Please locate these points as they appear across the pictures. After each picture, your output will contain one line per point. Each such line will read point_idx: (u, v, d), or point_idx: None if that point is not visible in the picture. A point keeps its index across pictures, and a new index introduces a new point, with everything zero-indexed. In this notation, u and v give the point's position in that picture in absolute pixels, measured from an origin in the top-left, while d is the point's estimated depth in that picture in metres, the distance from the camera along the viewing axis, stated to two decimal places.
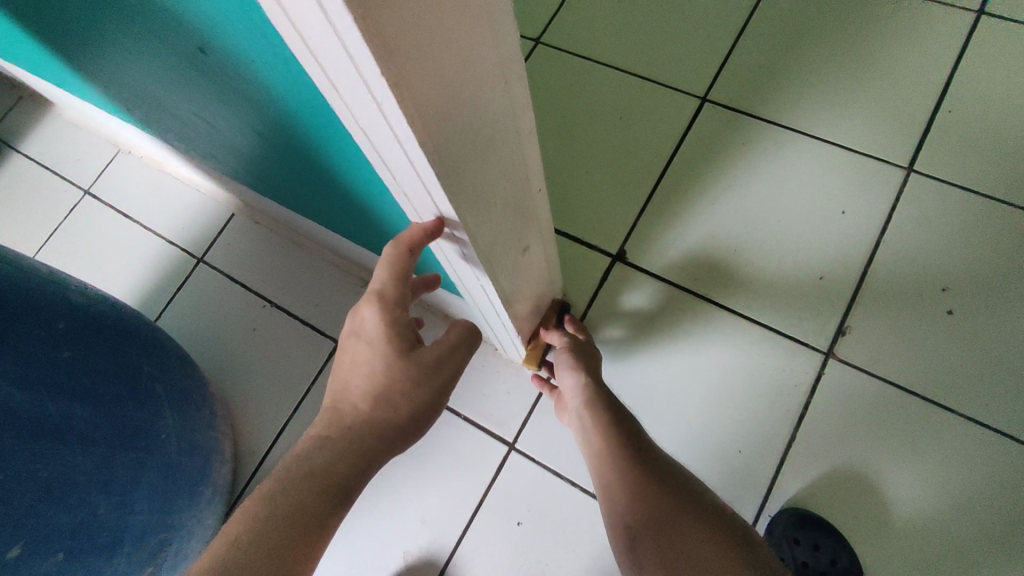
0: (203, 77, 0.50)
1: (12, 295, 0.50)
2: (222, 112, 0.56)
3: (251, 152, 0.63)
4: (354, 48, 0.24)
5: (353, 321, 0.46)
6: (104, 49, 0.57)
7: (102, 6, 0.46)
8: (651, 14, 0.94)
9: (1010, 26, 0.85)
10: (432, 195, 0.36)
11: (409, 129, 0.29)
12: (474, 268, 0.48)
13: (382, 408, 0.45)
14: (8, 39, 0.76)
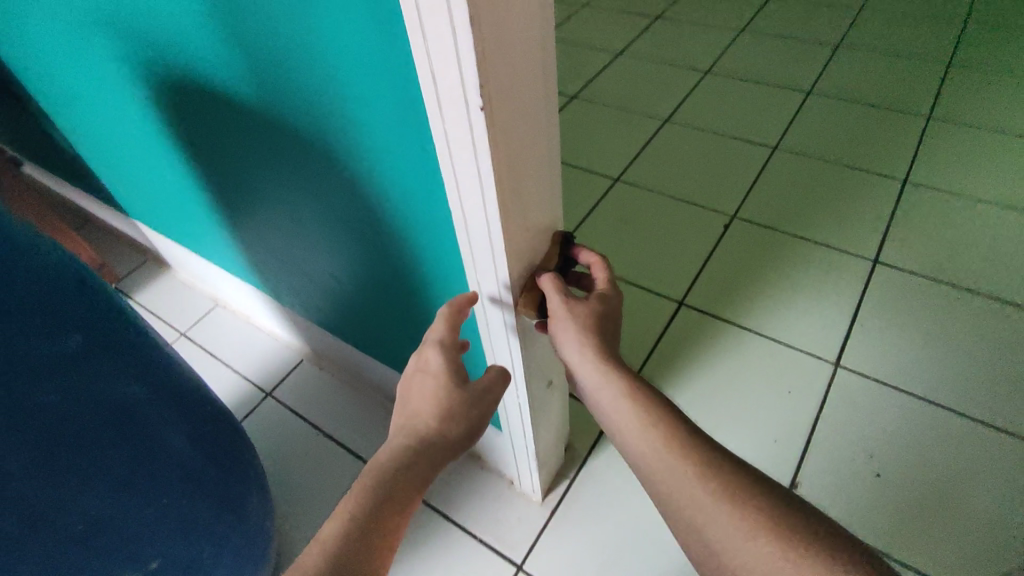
0: (345, 239, 0.71)
1: (191, 379, 0.68)
2: (342, 264, 0.77)
3: (350, 298, 0.84)
4: (494, 225, 0.48)
5: (418, 358, 0.57)
6: (273, 233, 0.82)
7: (295, 186, 0.69)
8: (642, 242, 1.28)
9: (898, 271, 1.17)
10: (503, 313, 0.58)
11: (506, 271, 0.52)
12: (508, 336, 0.61)
13: (445, 425, 0.54)
14: (178, 209, 1.02)
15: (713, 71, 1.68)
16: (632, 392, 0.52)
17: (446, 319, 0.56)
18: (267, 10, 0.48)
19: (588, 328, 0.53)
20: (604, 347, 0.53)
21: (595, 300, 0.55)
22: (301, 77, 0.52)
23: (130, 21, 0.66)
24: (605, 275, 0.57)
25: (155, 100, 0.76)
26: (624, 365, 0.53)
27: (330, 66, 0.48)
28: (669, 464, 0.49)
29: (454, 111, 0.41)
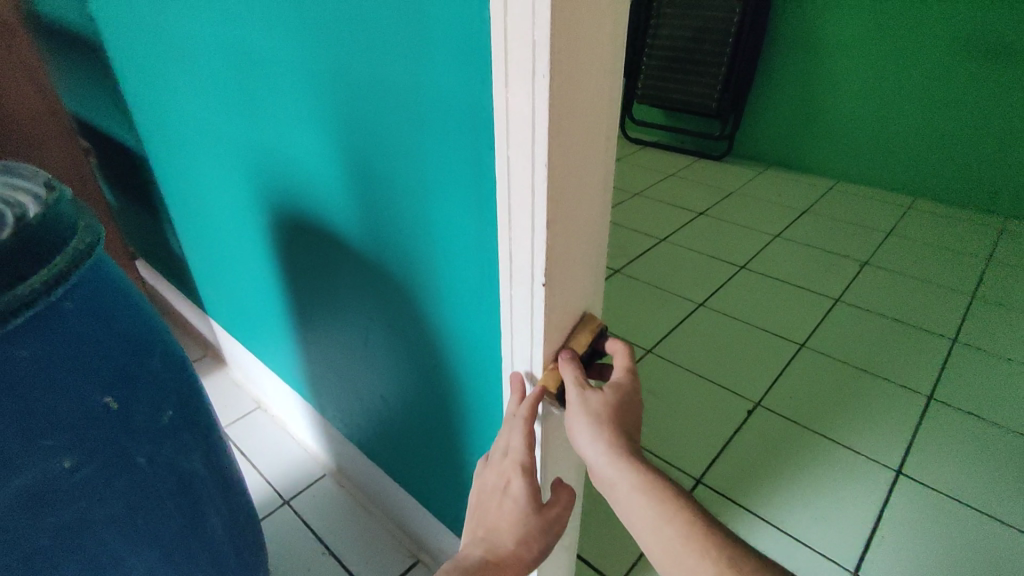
0: (396, 361, 0.80)
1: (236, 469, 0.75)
2: (387, 385, 0.85)
3: (388, 416, 0.91)
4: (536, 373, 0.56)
5: (498, 478, 0.56)
6: (339, 351, 0.92)
7: (367, 309, 0.79)
8: (666, 414, 1.33)
9: (922, 485, 1.17)
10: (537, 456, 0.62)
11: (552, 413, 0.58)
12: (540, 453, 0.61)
13: (522, 547, 0.54)
14: (256, 314, 1.15)
15: (749, 268, 1.83)
16: (647, 483, 0.48)
17: (523, 441, 0.55)
18: (394, 185, 0.62)
19: (604, 415, 0.51)
20: (618, 432, 0.50)
21: (613, 391, 0.53)
22: (405, 238, 0.65)
23: (274, 172, 0.83)
24: (626, 366, 0.55)
25: (271, 230, 0.92)
26: (640, 454, 0.49)
27: (431, 235, 0.61)
28: (688, 566, 0.45)
29: (519, 281, 0.52)
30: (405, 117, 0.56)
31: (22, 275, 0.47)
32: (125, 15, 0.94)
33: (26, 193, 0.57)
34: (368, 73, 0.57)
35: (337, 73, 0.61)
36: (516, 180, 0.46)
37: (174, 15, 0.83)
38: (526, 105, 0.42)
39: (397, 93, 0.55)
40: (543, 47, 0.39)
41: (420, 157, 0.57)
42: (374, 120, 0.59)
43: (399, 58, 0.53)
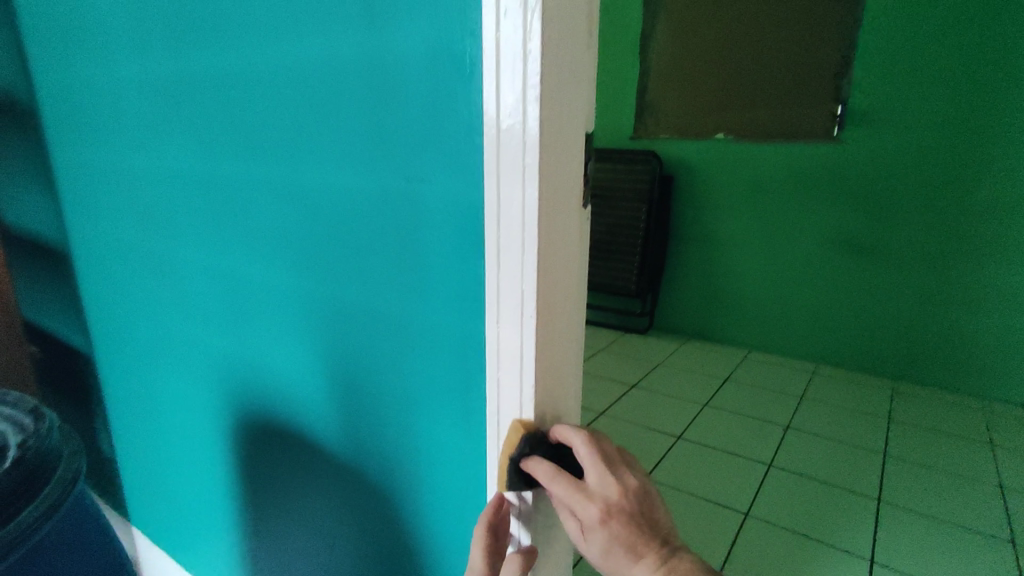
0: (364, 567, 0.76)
1: None
2: None
3: None
4: None
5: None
6: (297, 558, 0.87)
7: (337, 508, 0.78)
8: None
9: None
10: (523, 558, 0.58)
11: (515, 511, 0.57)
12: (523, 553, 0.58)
13: None
14: (197, 516, 1.07)
15: (686, 439, 1.91)
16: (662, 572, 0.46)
17: (485, 538, 0.54)
18: (376, 397, 0.66)
19: (612, 561, 0.47)
20: (634, 558, 0.46)
21: (596, 533, 0.47)
22: (387, 448, 0.67)
23: (242, 375, 0.86)
24: (577, 498, 0.48)
25: (232, 430, 0.91)
26: (672, 564, 0.46)
27: (415, 446, 0.64)
28: None
29: (506, 479, 0.56)
30: (397, 343, 0.62)
31: (14, 512, 0.48)
32: (109, 230, 1.00)
33: (8, 420, 0.57)
34: (356, 297, 0.64)
35: (329, 297, 0.67)
36: (505, 393, 0.53)
37: (163, 235, 0.90)
38: (515, 334, 0.51)
39: (389, 321, 0.62)
40: (530, 292, 0.49)
41: (408, 377, 0.62)
42: (360, 335, 0.66)
43: (393, 293, 0.60)
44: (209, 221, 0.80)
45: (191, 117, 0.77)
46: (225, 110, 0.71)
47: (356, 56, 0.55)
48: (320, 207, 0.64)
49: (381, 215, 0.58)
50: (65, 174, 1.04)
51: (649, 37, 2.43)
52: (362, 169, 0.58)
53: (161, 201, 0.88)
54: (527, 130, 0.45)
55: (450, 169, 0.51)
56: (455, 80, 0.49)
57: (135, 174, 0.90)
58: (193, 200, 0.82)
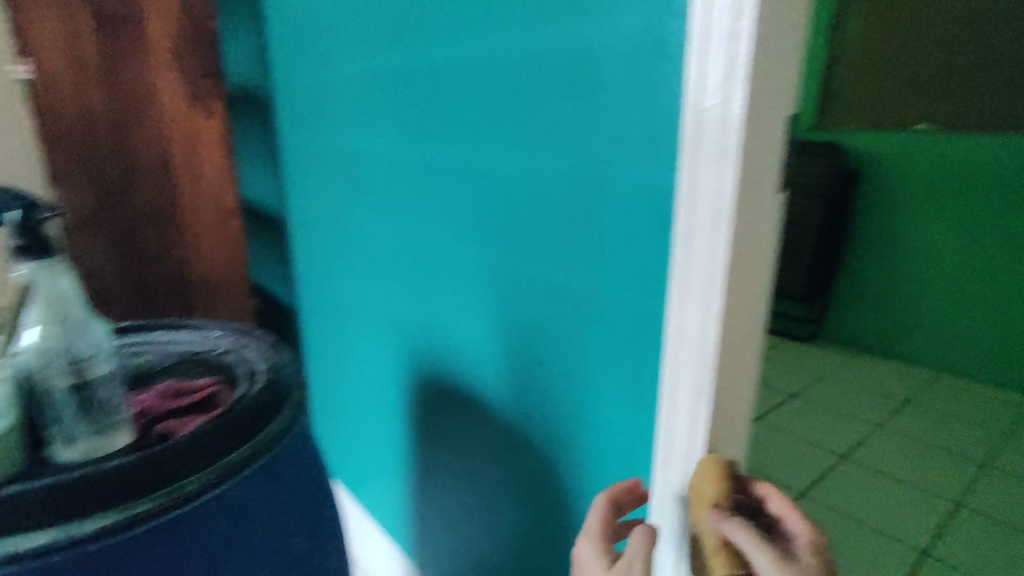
0: (519, 525, 0.82)
1: None
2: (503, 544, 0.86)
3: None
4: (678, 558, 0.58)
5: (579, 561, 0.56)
6: (457, 506, 0.96)
7: (499, 466, 0.84)
8: None
9: None
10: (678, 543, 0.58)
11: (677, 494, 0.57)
12: (678, 537, 0.58)
13: None
14: (370, 460, 1.21)
15: (851, 461, 1.73)
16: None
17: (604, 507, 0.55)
18: (548, 371, 0.70)
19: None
20: None
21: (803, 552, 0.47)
22: (554, 420, 0.71)
23: (422, 339, 0.95)
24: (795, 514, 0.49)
25: (411, 388, 1.02)
26: None
27: (582, 419, 0.67)
28: None
29: (674, 463, 0.57)
30: (572, 319, 0.65)
31: (264, 422, 0.57)
32: (320, 204, 1.15)
33: (256, 353, 0.70)
34: (536, 274, 0.68)
35: (510, 271, 0.72)
36: (681, 377, 0.54)
37: (363, 208, 1.01)
38: (697, 318, 0.51)
39: (566, 299, 0.65)
40: (718, 277, 0.49)
41: (581, 354, 0.65)
42: (537, 308, 0.70)
43: (573, 271, 0.63)
44: (403, 199, 0.89)
45: (392, 104, 0.85)
46: (424, 98, 0.78)
47: (558, 45, 0.58)
48: (508, 188, 0.69)
49: (568, 197, 0.62)
50: (290, 156, 1.22)
51: (843, 17, 2.20)
52: (553, 153, 0.62)
53: (363, 181, 0.99)
54: (731, 112, 0.45)
55: (646, 152, 0.53)
56: (656, 64, 0.50)
57: (345, 157, 1.03)
58: (388, 180, 0.91)
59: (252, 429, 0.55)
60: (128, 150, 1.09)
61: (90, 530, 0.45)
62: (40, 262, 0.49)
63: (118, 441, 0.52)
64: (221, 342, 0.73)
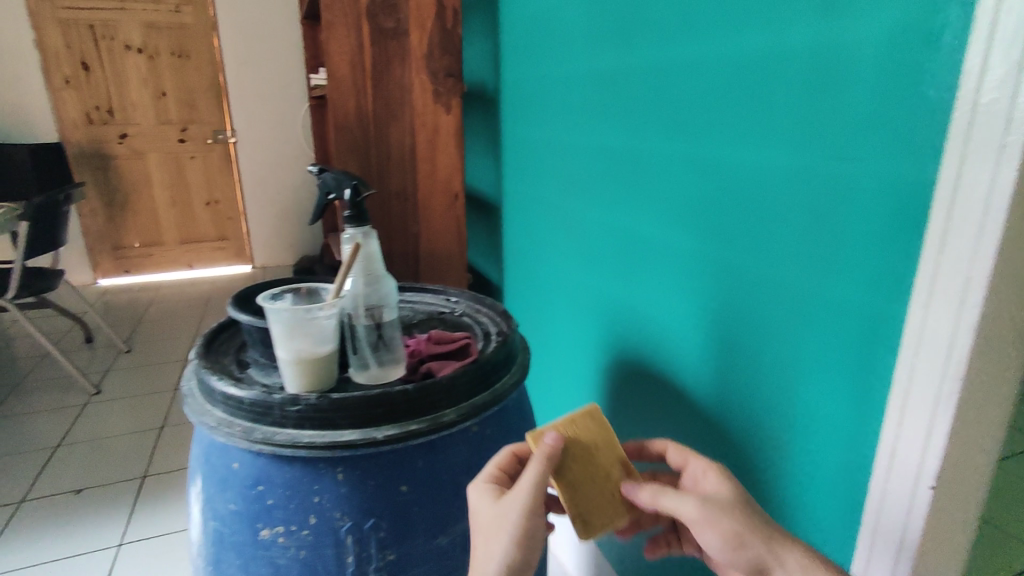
0: None
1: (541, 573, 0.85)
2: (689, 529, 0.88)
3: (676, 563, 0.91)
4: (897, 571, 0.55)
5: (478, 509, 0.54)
6: None
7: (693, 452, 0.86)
8: None
9: None
10: (898, 555, 0.54)
11: (902, 504, 0.54)
12: (899, 549, 0.54)
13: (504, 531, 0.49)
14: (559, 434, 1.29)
15: None
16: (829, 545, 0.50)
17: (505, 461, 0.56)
18: (760, 366, 0.70)
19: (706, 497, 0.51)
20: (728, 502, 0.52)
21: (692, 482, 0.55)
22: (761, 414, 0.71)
23: (622, 324, 0.98)
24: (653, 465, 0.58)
25: (604, 373, 1.06)
26: None
27: (794, 417, 0.66)
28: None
29: (900, 478, 0.54)
30: (794, 316, 0.64)
31: (499, 373, 0.68)
32: (531, 188, 1.25)
33: (489, 318, 0.81)
34: (757, 270, 0.69)
35: (725, 262, 0.73)
36: (919, 385, 0.51)
37: (571, 193, 1.08)
38: (948, 322, 0.48)
39: (789, 297, 0.65)
40: (980, 280, 0.46)
41: (799, 352, 0.64)
42: (750, 300, 0.70)
43: (799, 265, 0.63)
44: (617, 190, 0.94)
45: (618, 100, 0.90)
46: (653, 94, 0.82)
47: (808, 42, 0.58)
48: (733, 184, 0.70)
49: (801, 195, 0.61)
50: (509, 147, 1.34)
51: None
52: (789, 150, 0.62)
53: (576, 171, 1.06)
54: (1018, 105, 0.42)
55: (895, 147, 0.51)
56: (921, 58, 0.48)
57: (557, 147, 1.11)
58: (603, 170, 0.97)
59: (491, 378, 0.66)
60: (385, 141, 1.32)
61: (383, 435, 0.58)
62: (359, 227, 0.66)
63: (396, 372, 0.65)
64: (459, 307, 0.87)
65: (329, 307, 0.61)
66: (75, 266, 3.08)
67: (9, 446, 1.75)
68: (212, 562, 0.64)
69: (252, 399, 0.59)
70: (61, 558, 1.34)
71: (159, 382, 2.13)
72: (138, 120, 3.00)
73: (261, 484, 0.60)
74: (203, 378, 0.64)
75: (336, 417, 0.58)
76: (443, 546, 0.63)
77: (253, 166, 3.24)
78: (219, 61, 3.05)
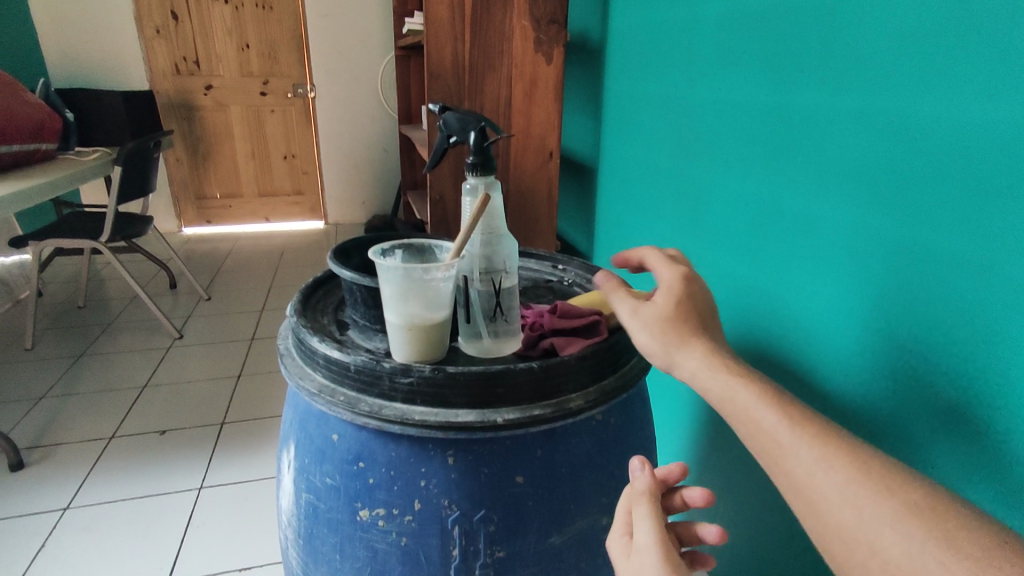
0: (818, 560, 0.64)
1: None
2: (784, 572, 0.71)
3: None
4: None
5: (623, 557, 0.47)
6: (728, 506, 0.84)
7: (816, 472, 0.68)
8: None
9: None
10: None
11: None
12: None
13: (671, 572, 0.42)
14: None
15: None
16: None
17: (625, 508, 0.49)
18: (931, 386, 0.51)
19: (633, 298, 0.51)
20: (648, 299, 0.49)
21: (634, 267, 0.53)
22: (926, 451, 0.52)
23: (732, 313, 0.80)
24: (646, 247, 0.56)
25: None
26: None
27: (985, 463, 0.47)
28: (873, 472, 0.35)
29: None
30: (1001, 314, 0.45)
31: (629, 358, 0.59)
32: (634, 146, 1.12)
33: None
34: (941, 240, 0.49)
35: (879, 232, 0.55)
36: None
37: (677, 151, 0.94)
38: None
39: (995, 295, 0.45)
40: None
41: (1000, 351, 0.45)
42: (910, 283, 0.52)
43: (1002, 227, 0.44)
44: (734, 143, 0.77)
45: (753, 33, 0.72)
46: (791, 17, 0.66)
47: None
48: (915, 119, 0.50)
49: None
50: (611, 102, 1.21)
51: None
52: (1022, 70, 0.42)
53: (686, 126, 0.90)
54: None
55: None
56: None
57: (665, 99, 0.98)
58: (718, 121, 0.81)
59: (622, 362, 0.58)
60: (479, 93, 1.23)
61: (504, 419, 0.50)
62: (483, 177, 0.60)
63: (511, 345, 0.58)
64: (568, 275, 0.78)
65: (447, 269, 0.53)
66: (162, 214, 3.19)
67: (101, 383, 1.82)
68: (305, 536, 0.59)
69: (358, 366, 0.52)
70: (148, 495, 1.37)
71: (239, 332, 2.17)
72: (222, 72, 3.03)
73: (363, 461, 0.54)
74: (302, 337, 0.58)
75: (451, 394, 0.50)
76: (558, 546, 0.55)
77: (330, 121, 3.22)
78: (301, 14, 3.02)
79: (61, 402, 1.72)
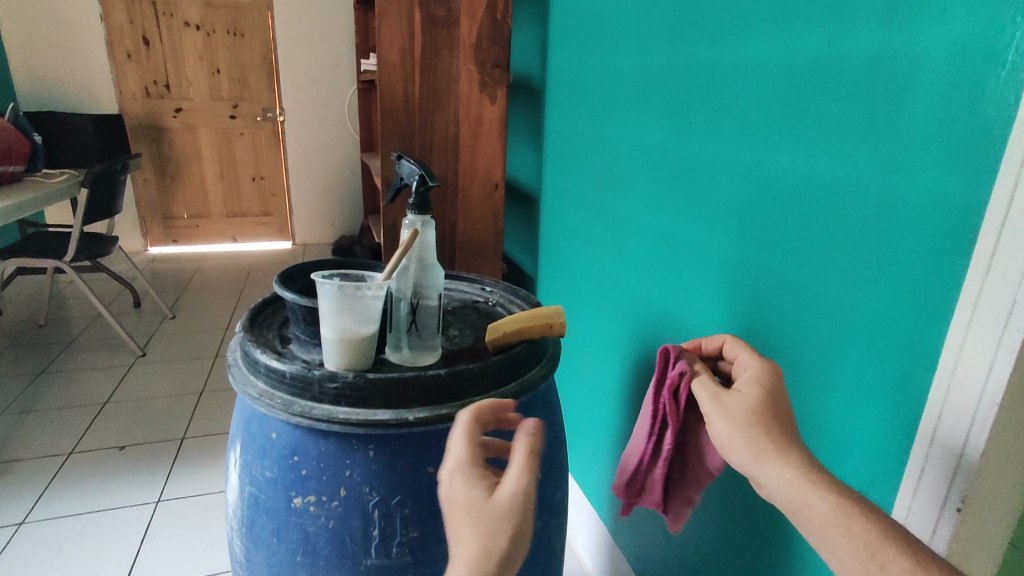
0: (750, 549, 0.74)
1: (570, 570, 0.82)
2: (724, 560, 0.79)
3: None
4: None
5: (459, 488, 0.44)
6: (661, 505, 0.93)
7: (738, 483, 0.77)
8: None
9: None
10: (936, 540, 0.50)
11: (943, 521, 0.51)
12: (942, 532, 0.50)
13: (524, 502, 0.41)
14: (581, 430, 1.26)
15: None
16: (837, 506, 0.44)
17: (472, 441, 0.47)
18: (804, 386, 0.65)
19: (745, 420, 0.51)
20: (762, 421, 0.51)
21: (746, 384, 0.54)
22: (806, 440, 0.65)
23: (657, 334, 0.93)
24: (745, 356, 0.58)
25: (627, 371, 1.03)
26: None
27: (840, 445, 0.61)
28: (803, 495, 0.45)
29: (929, 487, 0.50)
30: (836, 318, 0.60)
31: (529, 369, 0.69)
32: (569, 182, 1.24)
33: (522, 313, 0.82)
34: (794, 265, 0.65)
35: (754, 262, 0.71)
36: (960, 380, 0.47)
37: (605, 188, 1.07)
38: (971, 289, 0.46)
39: (838, 314, 0.60)
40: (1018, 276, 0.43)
41: (834, 348, 0.60)
42: (777, 302, 0.68)
43: (829, 253, 0.60)
44: (647, 188, 0.93)
45: (652, 99, 0.90)
46: (676, 92, 0.83)
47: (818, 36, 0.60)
48: (768, 175, 0.67)
49: (835, 179, 0.59)
50: (550, 140, 1.34)
51: None
52: (824, 141, 0.60)
53: (611, 170, 1.04)
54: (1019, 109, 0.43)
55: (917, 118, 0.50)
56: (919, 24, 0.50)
57: (593, 142, 1.11)
58: (633, 169, 0.97)
59: (521, 372, 0.68)
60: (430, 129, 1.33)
61: (415, 416, 0.59)
62: (420, 215, 0.70)
63: (426, 357, 0.67)
64: (493, 297, 0.88)
65: (377, 288, 0.63)
66: (128, 233, 3.21)
67: (62, 400, 1.85)
68: (247, 524, 0.68)
69: (293, 373, 0.61)
70: (103, 509, 1.42)
71: (203, 350, 2.22)
72: (192, 96, 3.10)
73: (297, 454, 0.63)
74: (247, 350, 0.67)
75: (371, 397, 0.60)
76: None
77: (299, 144, 3.31)
78: (272, 42, 3.12)
79: (19, 420, 1.75)
